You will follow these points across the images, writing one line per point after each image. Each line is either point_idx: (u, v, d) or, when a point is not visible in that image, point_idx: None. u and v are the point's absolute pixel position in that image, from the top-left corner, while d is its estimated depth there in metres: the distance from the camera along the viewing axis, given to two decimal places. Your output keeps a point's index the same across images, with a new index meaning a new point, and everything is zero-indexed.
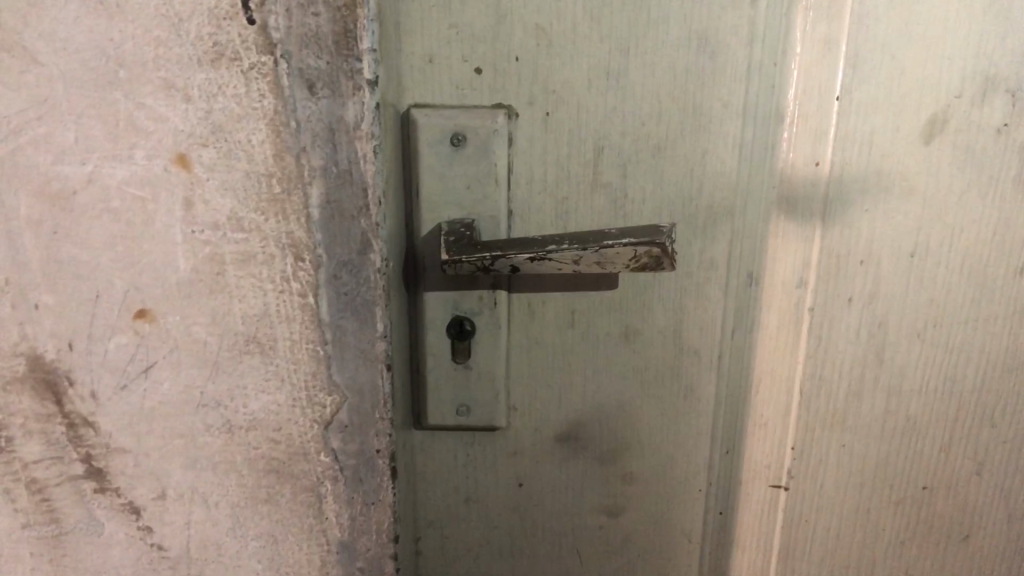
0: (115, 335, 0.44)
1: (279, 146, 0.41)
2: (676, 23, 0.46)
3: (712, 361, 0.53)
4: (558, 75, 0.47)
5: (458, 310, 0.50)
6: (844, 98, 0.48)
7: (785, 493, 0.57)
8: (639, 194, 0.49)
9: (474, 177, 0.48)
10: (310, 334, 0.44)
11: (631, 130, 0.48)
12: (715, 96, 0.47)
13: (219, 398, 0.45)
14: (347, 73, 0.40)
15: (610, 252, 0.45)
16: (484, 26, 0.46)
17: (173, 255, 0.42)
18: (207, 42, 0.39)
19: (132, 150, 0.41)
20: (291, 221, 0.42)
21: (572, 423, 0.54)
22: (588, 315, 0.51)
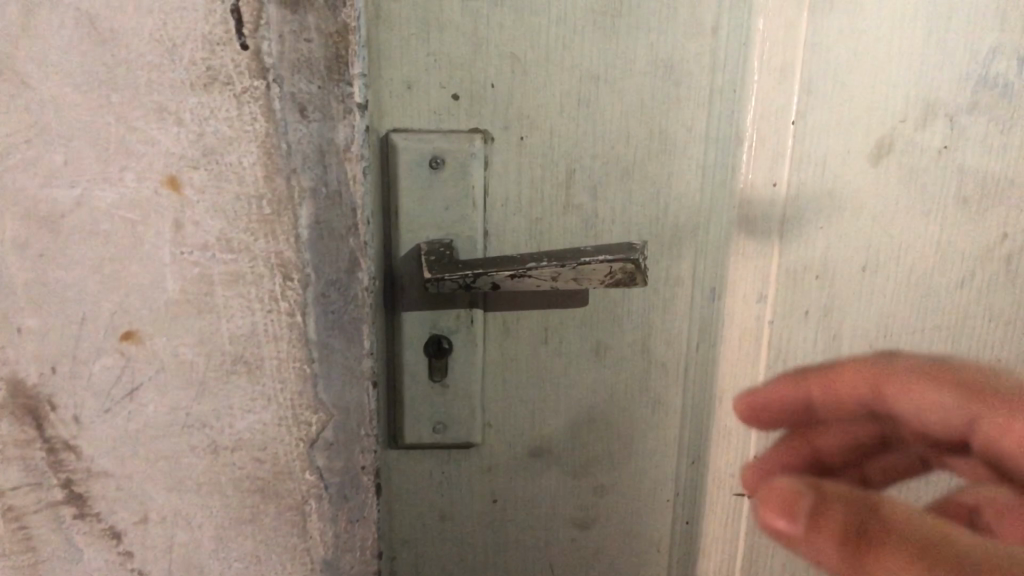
0: (100, 358, 0.44)
1: (270, 168, 0.42)
2: (643, 52, 0.49)
3: (679, 372, 0.55)
4: (533, 101, 0.49)
5: (435, 328, 0.51)
6: (799, 122, 0.50)
7: (748, 501, 0.58)
8: (609, 215, 0.52)
9: (452, 198, 0.50)
10: (297, 352, 0.45)
11: (602, 153, 0.50)
12: (680, 121, 0.50)
13: (205, 419, 0.45)
14: (338, 97, 0.41)
15: (587, 268, 0.47)
16: (461, 54, 0.48)
17: (162, 276, 0.43)
18: (200, 66, 0.40)
19: (123, 173, 0.41)
20: (280, 240, 0.43)
21: (544, 438, 0.55)
22: (560, 331, 0.53)
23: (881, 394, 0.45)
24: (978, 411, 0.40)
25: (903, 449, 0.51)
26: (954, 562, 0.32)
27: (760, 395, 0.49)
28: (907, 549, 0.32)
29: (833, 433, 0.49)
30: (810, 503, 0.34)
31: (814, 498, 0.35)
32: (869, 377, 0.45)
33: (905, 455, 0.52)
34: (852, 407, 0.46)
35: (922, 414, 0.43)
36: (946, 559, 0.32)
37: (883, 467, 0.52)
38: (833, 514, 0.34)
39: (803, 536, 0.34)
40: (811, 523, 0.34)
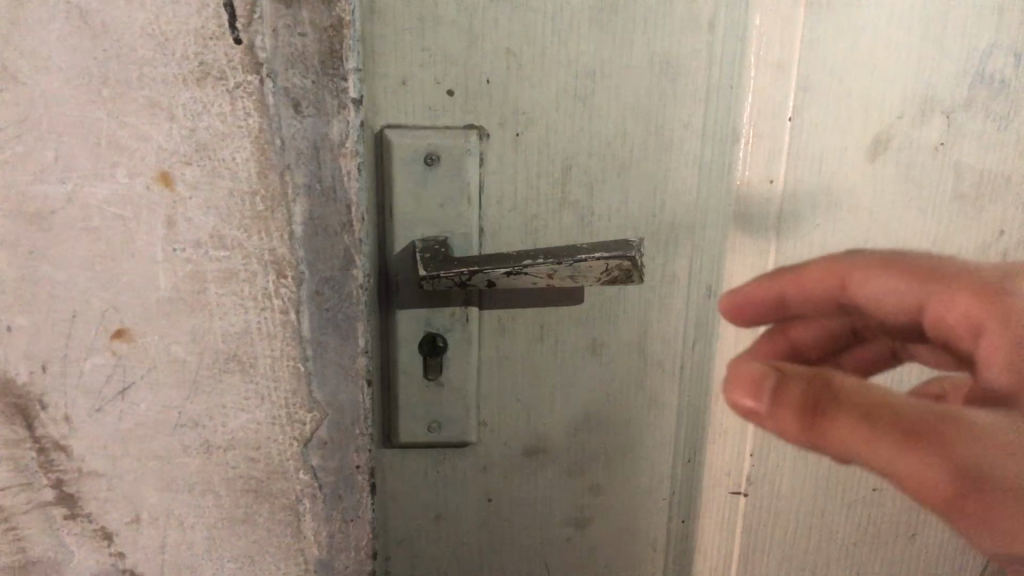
0: (91, 356, 0.43)
1: (264, 164, 0.41)
2: (640, 47, 0.48)
3: (675, 371, 0.55)
4: (528, 97, 0.49)
5: (430, 326, 0.51)
6: (797, 118, 0.50)
7: (744, 499, 0.57)
8: (605, 212, 0.51)
9: (448, 196, 0.49)
10: (291, 350, 0.44)
11: (598, 149, 0.50)
12: (676, 118, 0.50)
13: (198, 418, 0.45)
14: (333, 92, 0.41)
15: (584, 266, 0.46)
16: (456, 50, 0.48)
17: (154, 274, 0.42)
18: (193, 60, 0.39)
19: (114, 169, 0.41)
20: (273, 237, 0.42)
21: (539, 437, 0.55)
22: (556, 330, 0.53)
23: (849, 290, 0.38)
24: (929, 294, 0.36)
25: (876, 341, 0.43)
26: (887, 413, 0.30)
27: (741, 294, 0.41)
28: (851, 404, 0.30)
29: (818, 324, 0.40)
30: (775, 382, 0.31)
31: (780, 377, 0.31)
32: (829, 274, 0.39)
33: (876, 344, 0.43)
34: (823, 301, 0.39)
35: (870, 303, 0.38)
36: (883, 410, 0.30)
37: (854, 362, 0.43)
38: (793, 386, 0.31)
39: (765, 412, 0.31)
40: (774, 401, 0.31)
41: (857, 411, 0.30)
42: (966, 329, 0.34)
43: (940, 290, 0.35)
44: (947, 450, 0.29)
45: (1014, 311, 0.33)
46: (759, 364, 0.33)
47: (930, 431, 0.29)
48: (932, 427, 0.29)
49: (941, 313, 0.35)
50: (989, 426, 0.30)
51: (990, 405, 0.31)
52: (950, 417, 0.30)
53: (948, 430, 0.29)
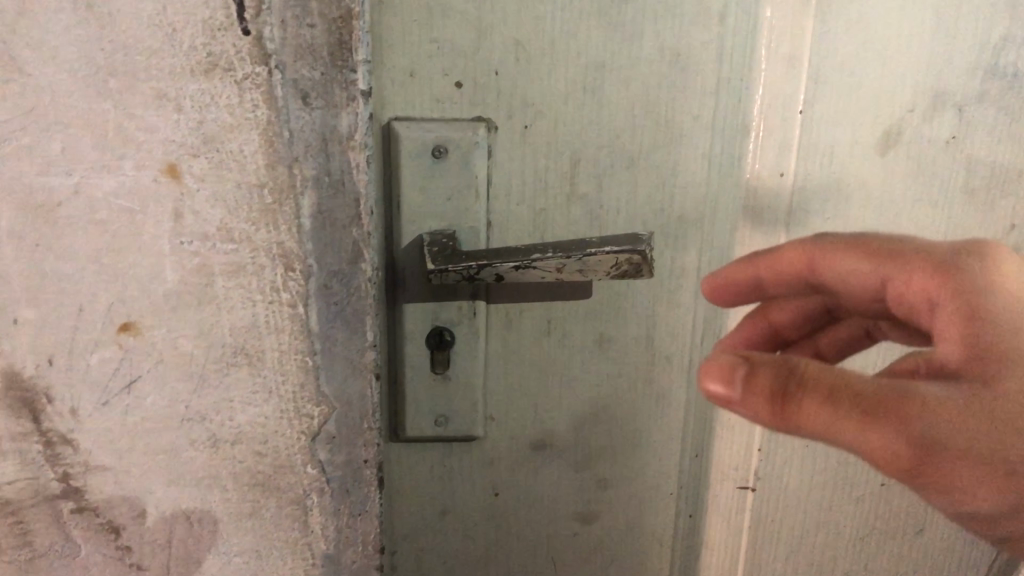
0: (97, 350, 0.43)
1: (272, 156, 0.41)
2: (650, 39, 0.48)
3: (684, 366, 0.54)
4: (537, 89, 0.48)
5: (437, 320, 0.51)
6: (807, 111, 0.50)
7: (752, 493, 0.57)
8: (614, 206, 0.51)
9: (455, 189, 0.49)
10: (299, 344, 0.44)
11: (607, 142, 0.50)
12: (686, 110, 0.49)
13: (205, 412, 0.45)
14: (341, 83, 0.41)
15: (593, 259, 0.46)
16: (464, 41, 0.47)
17: (161, 266, 0.42)
18: (201, 51, 0.39)
19: (121, 161, 0.40)
20: (281, 230, 0.42)
21: (546, 431, 0.55)
22: (563, 324, 0.53)
23: (816, 271, 0.41)
24: (891, 270, 0.37)
25: (847, 320, 0.48)
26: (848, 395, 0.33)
27: (718, 275, 0.44)
28: (816, 388, 0.33)
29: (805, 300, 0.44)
30: (745, 372, 0.34)
31: (750, 367, 0.34)
32: (794, 259, 0.42)
33: (849, 326, 0.48)
34: (791, 281, 0.43)
35: (841, 280, 0.40)
36: (847, 392, 0.33)
37: (832, 341, 0.48)
38: (762, 374, 0.34)
39: (738, 399, 0.34)
40: (745, 388, 0.34)
41: (821, 395, 0.33)
42: (926, 303, 0.36)
43: (901, 266, 0.37)
44: (902, 425, 0.32)
45: (968, 288, 0.34)
46: (732, 354, 0.35)
47: (888, 409, 0.32)
48: (892, 406, 0.32)
49: (907, 288, 0.37)
50: (944, 400, 0.32)
51: (942, 378, 0.34)
52: (908, 396, 0.33)
53: (905, 407, 0.32)
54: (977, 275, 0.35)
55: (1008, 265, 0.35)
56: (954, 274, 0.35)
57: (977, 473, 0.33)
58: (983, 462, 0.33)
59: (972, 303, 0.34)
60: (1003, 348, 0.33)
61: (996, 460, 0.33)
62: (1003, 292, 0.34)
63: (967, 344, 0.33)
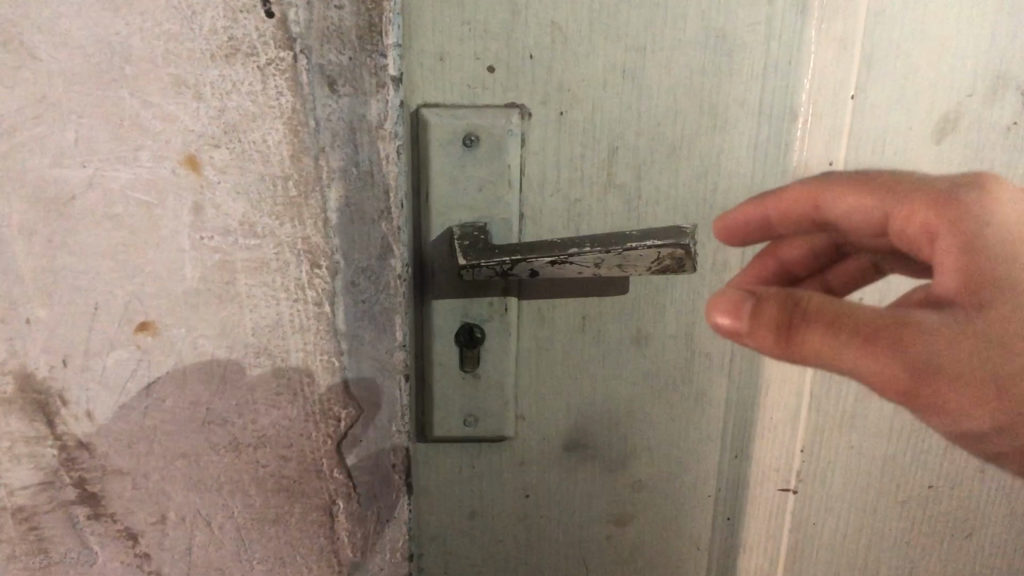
0: (114, 350, 0.41)
1: (297, 147, 0.38)
2: (694, 20, 0.45)
3: (724, 365, 0.52)
4: (573, 74, 0.46)
5: (467, 317, 0.48)
6: (859, 96, 0.47)
7: (793, 496, 0.55)
8: (653, 196, 0.49)
9: (487, 179, 0.46)
10: (325, 344, 0.42)
11: (646, 129, 0.47)
12: (731, 95, 0.47)
13: (226, 415, 0.42)
14: (371, 70, 0.38)
15: (633, 255, 0.43)
16: (497, 23, 0.45)
17: (181, 262, 0.40)
18: (222, 35, 0.37)
19: (138, 152, 0.38)
20: (307, 225, 0.40)
21: (580, 431, 0.52)
22: (599, 320, 0.50)
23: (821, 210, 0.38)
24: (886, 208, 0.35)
25: (856, 255, 0.44)
26: (851, 318, 0.33)
27: (727, 219, 0.43)
28: (819, 318, 0.33)
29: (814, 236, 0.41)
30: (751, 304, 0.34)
31: (755, 298, 0.35)
32: (798, 198, 0.39)
33: (857, 260, 0.44)
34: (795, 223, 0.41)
35: (835, 218, 0.38)
36: (847, 321, 0.33)
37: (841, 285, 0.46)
38: (766, 306, 0.34)
39: (742, 331, 0.34)
40: (750, 321, 0.34)
41: (824, 323, 0.33)
42: (932, 238, 0.33)
43: (900, 201, 0.34)
44: (902, 350, 0.32)
45: (962, 219, 0.32)
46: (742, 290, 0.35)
47: (889, 335, 0.32)
48: (890, 332, 0.32)
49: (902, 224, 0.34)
50: (941, 327, 0.32)
51: (935, 305, 0.33)
52: (905, 323, 0.32)
53: (903, 333, 0.32)
54: (978, 206, 0.32)
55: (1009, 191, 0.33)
56: (958, 207, 0.33)
57: (974, 395, 0.33)
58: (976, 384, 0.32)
59: (966, 236, 0.32)
60: (1000, 276, 0.31)
61: (990, 383, 0.33)
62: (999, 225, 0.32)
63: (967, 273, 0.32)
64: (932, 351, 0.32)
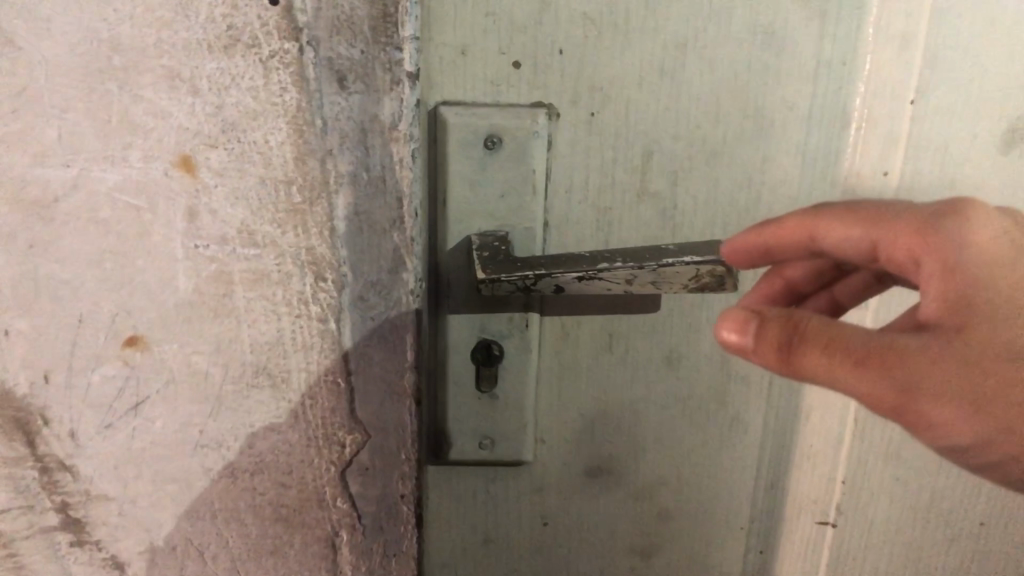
0: (100, 366, 0.38)
1: (301, 148, 0.35)
2: (741, 14, 0.41)
3: (762, 390, 0.48)
4: (606, 71, 0.42)
5: (485, 333, 0.45)
6: (919, 101, 0.43)
7: (831, 529, 0.51)
8: (691, 205, 0.45)
9: (509, 185, 0.43)
10: (329, 364, 0.38)
11: (685, 133, 0.43)
12: (779, 98, 0.43)
13: (221, 438, 0.39)
14: (384, 64, 0.34)
15: (669, 270, 0.40)
16: (524, 14, 0.41)
17: (173, 273, 0.36)
18: (220, 24, 0.33)
19: (126, 151, 0.35)
20: (311, 235, 0.36)
21: (604, 457, 0.49)
22: (628, 339, 0.46)
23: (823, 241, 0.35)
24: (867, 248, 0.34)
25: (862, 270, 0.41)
26: (848, 343, 0.31)
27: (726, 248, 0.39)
28: (818, 338, 0.32)
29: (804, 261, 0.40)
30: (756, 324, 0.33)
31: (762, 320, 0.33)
32: (796, 226, 0.35)
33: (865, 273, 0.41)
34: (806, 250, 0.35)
35: (835, 250, 0.34)
36: (844, 343, 0.31)
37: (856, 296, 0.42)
38: (769, 327, 0.33)
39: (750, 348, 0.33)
40: (757, 340, 0.33)
41: (822, 341, 0.31)
42: (911, 264, 0.32)
43: (884, 229, 0.33)
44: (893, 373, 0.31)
45: (941, 249, 0.31)
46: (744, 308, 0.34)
47: (878, 358, 0.31)
48: (880, 354, 0.31)
49: (893, 250, 0.32)
50: (925, 350, 0.31)
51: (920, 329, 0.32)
52: (889, 345, 0.31)
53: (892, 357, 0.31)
54: (955, 231, 0.31)
55: (984, 215, 0.32)
56: (933, 235, 0.31)
57: (963, 411, 0.31)
58: (963, 401, 0.31)
59: (946, 264, 0.31)
60: (977, 295, 0.31)
61: (979, 398, 0.31)
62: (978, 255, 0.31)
63: (942, 295, 0.31)
64: (921, 374, 0.31)
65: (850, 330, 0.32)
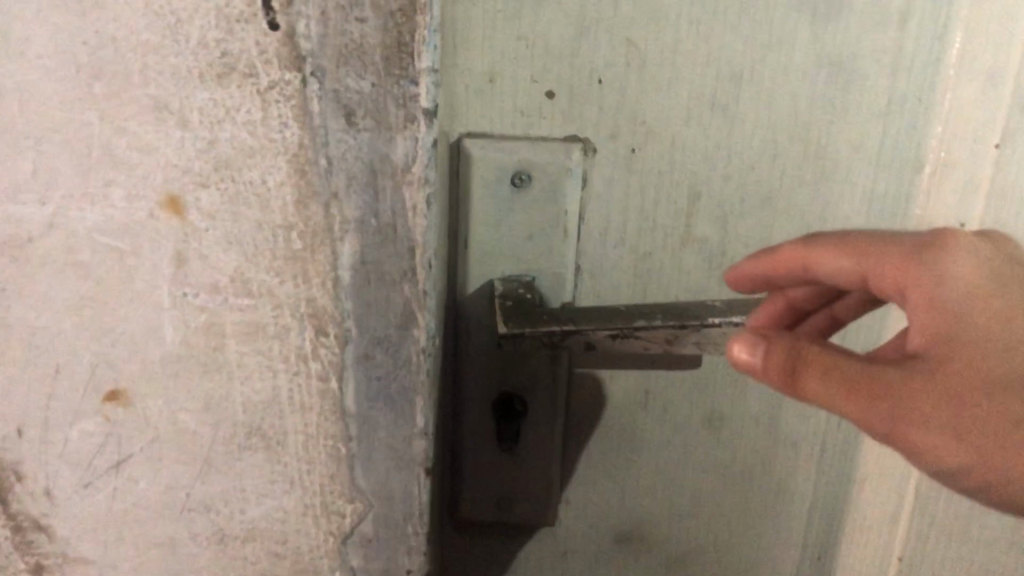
0: (78, 422, 0.34)
1: (303, 191, 0.31)
2: (805, 44, 0.37)
3: (811, 456, 0.44)
4: (650, 104, 0.38)
5: (507, 386, 0.41)
6: (1006, 146, 0.38)
7: None
8: (739, 253, 0.40)
9: (538, 226, 0.38)
10: (330, 428, 0.34)
11: (737, 174, 0.39)
12: (842, 138, 0.38)
13: (210, 502, 0.35)
14: (398, 99, 0.30)
15: (714, 331, 0.36)
16: (560, 39, 0.37)
17: (159, 323, 0.33)
18: (213, 50, 0.29)
19: (108, 189, 0.31)
20: (313, 285, 0.32)
21: (636, 522, 0.45)
22: (664, 397, 0.42)
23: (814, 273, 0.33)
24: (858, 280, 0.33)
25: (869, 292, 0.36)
26: (842, 370, 0.31)
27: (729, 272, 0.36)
28: (817, 364, 0.31)
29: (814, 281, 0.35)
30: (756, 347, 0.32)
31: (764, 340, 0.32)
32: (793, 256, 0.33)
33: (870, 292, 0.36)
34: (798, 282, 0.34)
35: (828, 281, 0.33)
36: (841, 370, 0.31)
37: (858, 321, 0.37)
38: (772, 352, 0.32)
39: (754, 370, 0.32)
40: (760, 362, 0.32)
41: (820, 365, 0.31)
42: (900, 296, 0.31)
43: (876, 261, 0.31)
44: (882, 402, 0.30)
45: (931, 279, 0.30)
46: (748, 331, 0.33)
47: (869, 387, 0.30)
48: (873, 384, 0.30)
49: (882, 283, 0.31)
50: (912, 380, 0.30)
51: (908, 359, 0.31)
52: (878, 374, 0.30)
53: (881, 387, 0.30)
54: (939, 262, 0.30)
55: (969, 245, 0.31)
56: (922, 268, 0.30)
57: (949, 442, 0.30)
58: (951, 433, 0.30)
59: (932, 294, 0.30)
60: (960, 326, 0.30)
61: (967, 432, 0.30)
62: (964, 285, 0.30)
63: (925, 326, 0.30)
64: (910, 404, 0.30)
65: (846, 357, 0.31)
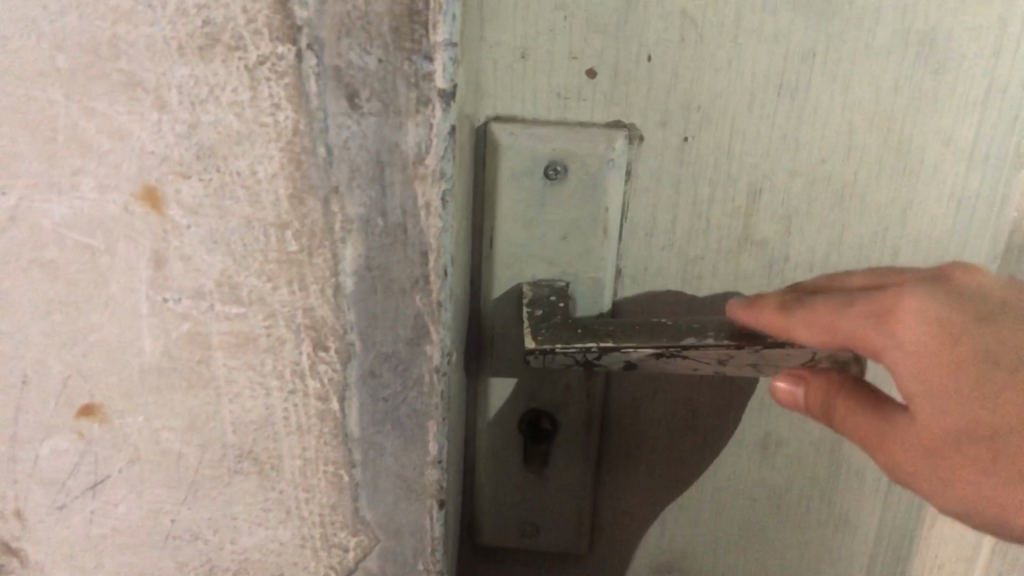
0: (50, 438, 0.31)
1: (298, 185, 0.26)
2: (891, 19, 0.31)
3: (879, 489, 0.39)
4: (707, 86, 0.33)
5: (535, 402, 0.36)
6: None
7: None
8: (804, 259, 0.35)
9: (574, 225, 0.34)
10: (332, 453, 0.30)
11: (805, 169, 0.34)
12: (929, 130, 0.33)
13: (196, 530, 0.32)
14: (408, 77, 0.25)
15: (777, 352, 0.29)
16: (604, 9, 0.32)
17: (136, 333, 0.29)
18: (194, 18, 0.25)
19: (77, 179, 0.27)
20: (310, 293, 0.27)
21: (677, 552, 0.40)
22: (713, 418, 0.37)
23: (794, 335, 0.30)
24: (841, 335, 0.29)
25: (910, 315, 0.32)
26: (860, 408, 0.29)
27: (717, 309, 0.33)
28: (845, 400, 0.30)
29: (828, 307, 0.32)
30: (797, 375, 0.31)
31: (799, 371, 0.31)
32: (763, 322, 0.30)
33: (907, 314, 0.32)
34: None
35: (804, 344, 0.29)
36: (860, 411, 0.29)
37: None
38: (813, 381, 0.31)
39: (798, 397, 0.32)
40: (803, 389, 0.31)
41: (845, 405, 0.30)
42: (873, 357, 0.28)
43: (845, 328, 0.28)
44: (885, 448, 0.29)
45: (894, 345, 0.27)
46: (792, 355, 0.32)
47: (874, 433, 0.29)
48: (879, 430, 0.29)
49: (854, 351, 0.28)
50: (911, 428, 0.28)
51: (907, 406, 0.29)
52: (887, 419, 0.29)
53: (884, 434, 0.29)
54: (902, 326, 0.27)
55: (937, 301, 0.28)
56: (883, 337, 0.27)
57: (959, 487, 0.28)
58: (953, 482, 0.28)
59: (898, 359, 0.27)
60: (932, 385, 0.27)
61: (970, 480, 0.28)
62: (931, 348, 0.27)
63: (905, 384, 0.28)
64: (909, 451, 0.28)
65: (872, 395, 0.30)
